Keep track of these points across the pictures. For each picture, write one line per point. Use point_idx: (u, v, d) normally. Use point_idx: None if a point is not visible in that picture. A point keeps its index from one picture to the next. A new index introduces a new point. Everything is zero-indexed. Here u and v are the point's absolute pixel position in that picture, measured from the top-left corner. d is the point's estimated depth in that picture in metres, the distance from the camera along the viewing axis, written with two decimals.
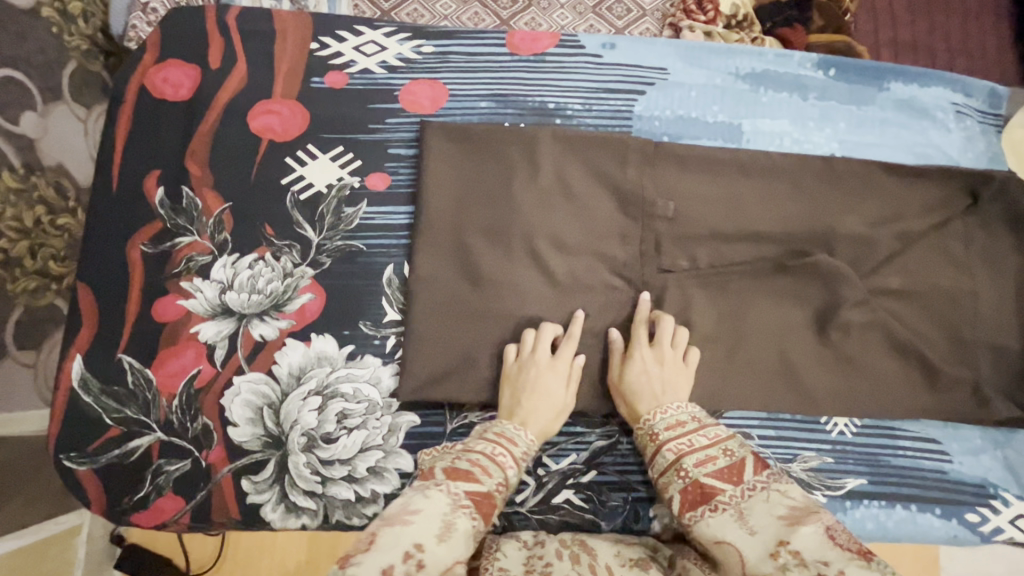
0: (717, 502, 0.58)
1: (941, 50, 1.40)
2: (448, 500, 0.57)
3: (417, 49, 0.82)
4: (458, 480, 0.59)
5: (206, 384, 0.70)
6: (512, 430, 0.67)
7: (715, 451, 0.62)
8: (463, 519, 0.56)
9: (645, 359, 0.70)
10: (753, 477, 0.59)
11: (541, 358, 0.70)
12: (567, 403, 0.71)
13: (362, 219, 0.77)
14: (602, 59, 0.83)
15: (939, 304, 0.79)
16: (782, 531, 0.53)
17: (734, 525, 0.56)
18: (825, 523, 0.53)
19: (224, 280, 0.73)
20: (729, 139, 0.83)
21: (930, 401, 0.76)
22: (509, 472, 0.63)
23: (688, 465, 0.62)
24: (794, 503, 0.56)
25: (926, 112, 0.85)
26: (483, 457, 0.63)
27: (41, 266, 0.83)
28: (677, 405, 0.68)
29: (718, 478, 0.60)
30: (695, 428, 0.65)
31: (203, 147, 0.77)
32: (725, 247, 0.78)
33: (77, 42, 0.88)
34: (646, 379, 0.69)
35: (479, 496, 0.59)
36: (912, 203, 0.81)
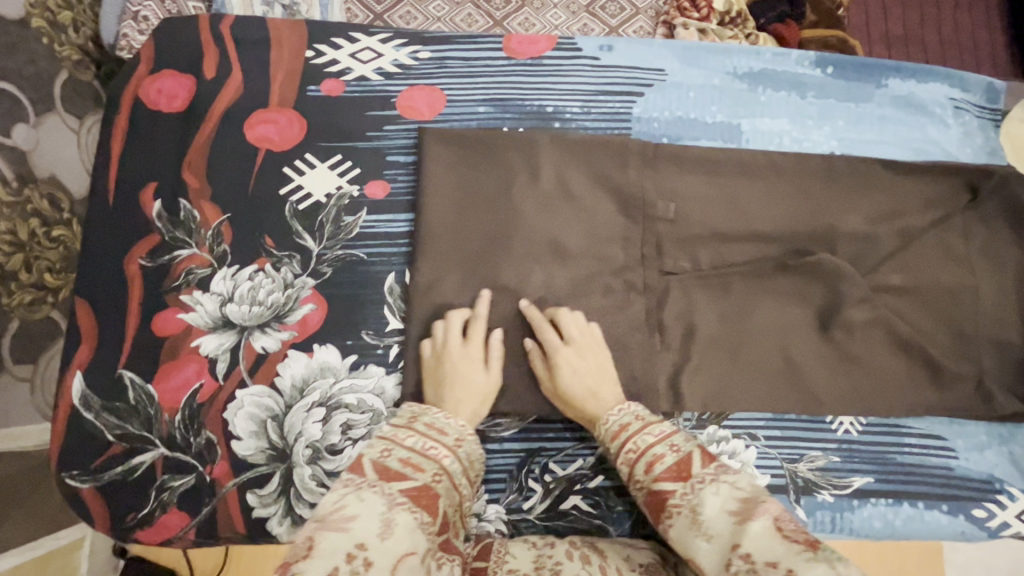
0: (670, 506, 0.56)
1: (933, 42, 1.40)
2: (383, 500, 0.51)
3: (414, 55, 0.81)
4: (394, 479, 0.53)
5: (208, 398, 0.70)
6: (441, 420, 0.62)
7: (662, 450, 0.60)
8: (403, 515, 0.50)
9: (561, 354, 0.69)
10: (701, 470, 0.57)
11: (452, 356, 0.68)
12: (491, 384, 0.69)
13: (362, 227, 0.76)
14: (599, 62, 0.82)
15: (941, 299, 0.79)
16: (734, 532, 0.50)
17: (690, 531, 0.53)
18: (772, 515, 0.50)
19: (224, 292, 0.73)
20: (729, 140, 0.82)
21: (935, 398, 0.76)
22: (446, 461, 0.58)
23: (640, 473, 0.60)
24: (741, 495, 0.53)
25: (924, 108, 0.85)
26: (414, 452, 0.57)
27: (37, 279, 0.81)
28: (617, 409, 0.66)
29: (668, 479, 0.58)
30: (640, 429, 0.63)
31: (200, 159, 0.76)
32: (726, 247, 0.78)
33: (67, 52, 0.88)
34: (569, 374, 0.68)
35: (418, 491, 0.53)
36: (912, 200, 0.81)
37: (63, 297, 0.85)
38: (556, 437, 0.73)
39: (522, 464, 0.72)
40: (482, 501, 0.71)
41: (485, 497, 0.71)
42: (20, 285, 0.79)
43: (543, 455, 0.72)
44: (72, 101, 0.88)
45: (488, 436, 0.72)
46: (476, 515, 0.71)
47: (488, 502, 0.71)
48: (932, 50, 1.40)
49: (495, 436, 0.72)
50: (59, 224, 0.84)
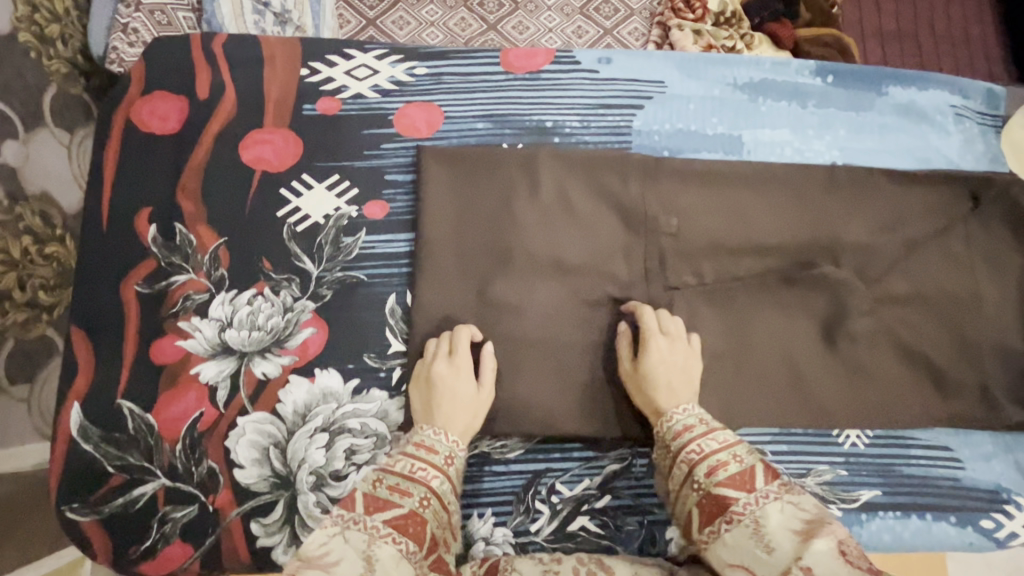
0: (731, 513, 0.57)
1: (927, 38, 1.40)
2: (366, 535, 0.55)
3: (410, 71, 0.80)
4: (378, 512, 0.58)
5: (209, 426, 0.69)
6: (431, 437, 0.66)
7: (726, 457, 0.61)
8: (385, 548, 0.55)
9: (656, 342, 0.70)
10: (765, 485, 0.58)
11: (442, 373, 0.69)
12: (482, 396, 0.69)
13: (362, 248, 0.75)
14: (598, 74, 0.82)
15: (947, 309, 0.78)
16: (797, 547, 0.51)
17: (750, 541, 0.54)
18: (838, 536, 0.51)
19: (222, 318, 0.71)
20: (730, 151, 0.82)
21: (943, 408, 0.76)
22: (434, 482, 0.62)
23: (701, 476, 0.61)
24: (807, 515, 0.54)
25: (925, 115, 0.85)
26: (403, 478, 0.61)
27: (29, 297, 0.86)
28: (681, 409, 0.67)
29: (731, 487, 0.58)
30: (703, 432, 0.64)
31: (195, 181, 0.75)
32: (730, 261, 0.77)
33: (55, 66, 0.86)
34: (657, 360, 0.69)
35: (404, 519, 0.58)
36: (916, 209, 0.80)
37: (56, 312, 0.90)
38: (562, 457, 0.72)
39: (528, 485, 0.71)
40: (489, 525, 0.70)
41: (491, 520, 0.70)
42: (16, 303, 0.84)
43: (549, 476, 0.72)
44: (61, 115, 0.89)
45: (493, 458, 0.72)
46: (483, 539, 0.69)
47: (495, 525, 0.70)
48: (927, 45, 1.39)
49: (500, 457, 0.72)
50: (51, 241, 0.88)
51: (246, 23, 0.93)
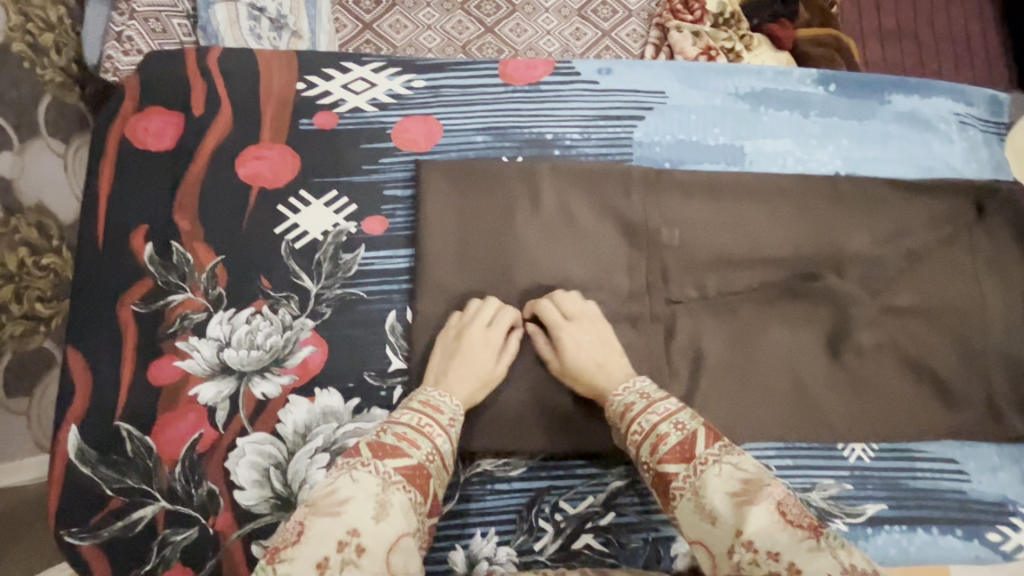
0: (675, 489, 0.56)
1: (927, 36, 1.39)
2: (378, 480, 0.55)
3: (408, 84, 0.79)
4: (387, 458, 0.57)
5: (209, 447, 0.68)
6: (436, 398, 0.65)
7: (667, 429, 0.59)
8: (397, 495, 0.55)
9: (566, 332, 0.69)
10: (706, 449, 0.57)
11: (475, 337, 0.68)
12: (495, 372, 0.69)
13: (361, 264, 0.74)
14: (598, 85, 0.81)
15: (952, 320, 0.78)
16: (737, 517, 0.51)
17: (694, 513, 0.53)
18: (775, 499, 0.51)
19: (221, 337, 0.71)
20: (732, 162, 0.81)
21: (948, 420, 0.75)
22: (439, 441, 0.62)
23: (646, 455, 0.60)
24: (745, 475, 0.53)
25: (929, 123, 0.84)
26: (409, 429, 0.61)
27: (26, 309, 0.89)
28: (622, 388, 0.66)
29: (672, 461, 0.57)
30: (643, 408, 0.63)
31: (191, 199, 0.74)
32: (734, 273, 0.76)
33: (49, 76, 0.88)
34: (574, 350, 0.69)
35: (411, 471, 0.57)
36: (920, 219, 0.79)
37: (55, 324, 0.93)
38: (566, 475, 0.72)
39: (531, 503, 0.70)
40: (492, 544, 0.69)
41: (495, 540, 0.69)
42: (13, 316, 0.87)
43: (553, 494, 0.71)
44: (57, 125, 0.90)
45: (496, 476, 0.71)
46: (486, 558, 0.69)
47: (498, 544, 0.69)
48: (927, 43, 1.38)
49: (503, 476, 0.71)
50: (48, 252, 0.90)
51: (243, 31, 0.93)
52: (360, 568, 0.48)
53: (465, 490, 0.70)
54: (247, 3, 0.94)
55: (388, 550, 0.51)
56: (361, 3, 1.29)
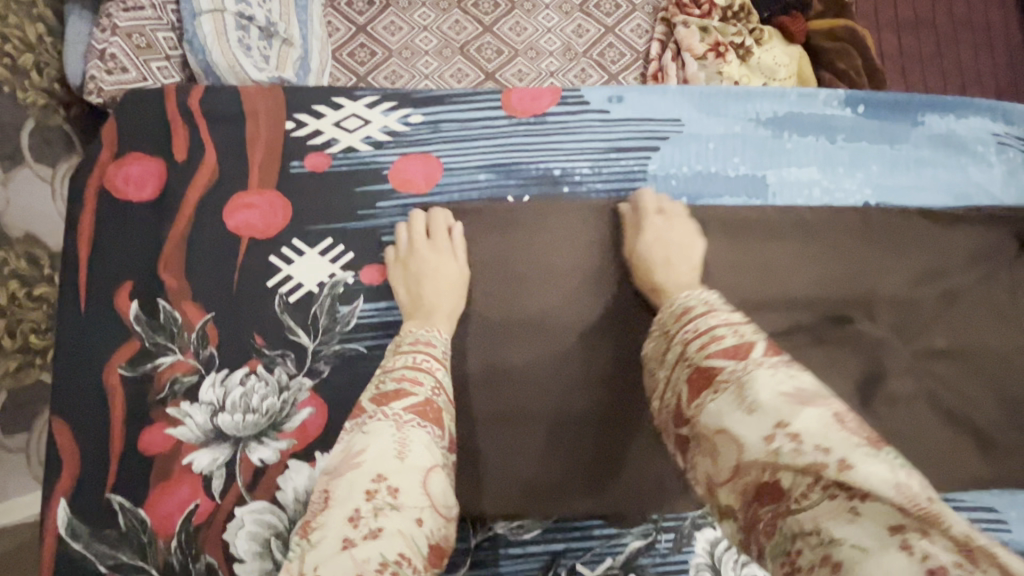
0: (718, 383, 0.48)
1: (945, 26, 1.31)
2: (390, 422, 0.53)
3: (404, 119, 0.74)
4: (393, 401, 0.56)
5: (205, 519, 0.65)
6: (426, 335, 0.65)
7: (724, 332, 0.52)
8: (415, 432, 0.53)
9: (651, 223, 0.71)
10: (760, 355, 0.49)
11: (420, 255, 0.69)
12: (466, 276, 0.71)
13: (360, 318, 0.70)
14: (609, 115, 0.75)
15: (991, 363, 0.73)
16: (784, 411, 0.43)
17: (731, 408, 0.46)
18: (834, 408, 0.44)
19: (214, 401, 0.67)
20: (754, 195, 0.75)
21: (989, 471, 0.71)
22: (439, 374, 0.61)
23: (693, 351, 0.53)
24: (802, 386, 0.46)
25: (966, 146, 0.78)
26: (408, 369, 0.60)
27: (22, 343, 0.89)
28: (684, 295, 0.61)
29: (721, 357, 0.50)
30: (704, 311, 0.57)
31: (178, 254, 0.69)
32: (756, 317, 0.72)
33: (33, 98, 0.87)
34: (655, 235, 0.70)
35: (422, 406, 0.56)
36: (956, 254, 0.74)
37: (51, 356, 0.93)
38: (582, 536, 0.68)
39: (547, 567, 0.66)
40: None
41: None
42: (8, 350, 0.87)
43: (569, 556, 0.67)
44: (42, 151, 0.90)
45: (510, 540, 0.67)
46: None
47: None
48: (944, 32, 1.30)
49: (517, 539, 0.67)
50: (41, 282, 0.90)
51: (231, 43, 0.86)
52: (400, 507, 0.48)
53: (477, 556, 0.66)
54: (234, 14, 0.87)
55: (425, 485, 0.50)
56: (353, 5, 1.22)
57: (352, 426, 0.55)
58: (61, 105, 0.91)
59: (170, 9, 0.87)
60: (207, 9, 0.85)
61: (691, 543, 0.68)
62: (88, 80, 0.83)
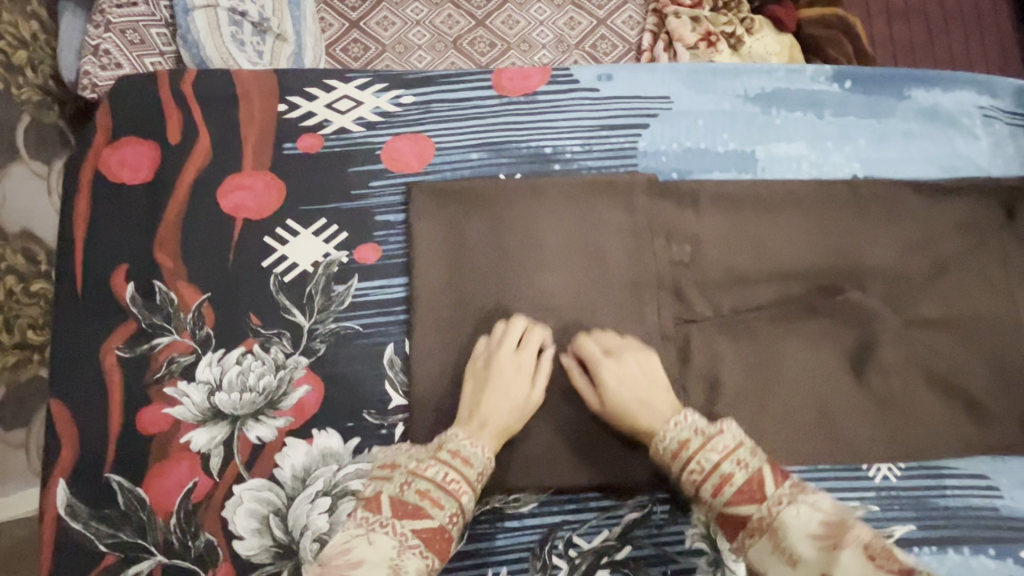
0: (750, 530, 0.55)
1: (935, 15, 1.31)
2: (395, 542, 0.53)
3: (396, 100, 0.74)
4: (408, 518, 0.55)
5: (204, 497, 0.65)
6: (467, 448, 0.60)
7: (730, 468, 0.57)
8: (414, 560, 0.53)
9: (604, 370, 0.66)
10: (773, 492, 0.55)
11: (502, 368, 0.65)
12: (531, 401, 0.66)
13: (354, 296, 0.70)
14: (599, 93, 0.76)
15: (983, 332, 0.73)
16: (823, 559, 0.51)
17: (773, 556, 0.53)
18: (863, 541, 0.51)
19: (211, 380, 0.67)
20: (744, 169, 0.76)
21: (981, 438, 0.71)
22: (465, 498, 0.57)
23: (708, 495, 0.57)
24: (825, 517, 0.53)
25: (952, 119, 0.79)
26: (433, 485, 0.57)
27: (19, 339, 0.86)
28: (672, 424, 0.61)
29: (741, 502, 0.56)
30: (702, 444, 0.58)
31: (173, 235, 0.70)
32: (748, 290, 0.73)
33: (27, 96, 0.89)
34: (616, 385, 0.65)
35: (431, 533, 0.55)
36: (945, 224, 0.75)
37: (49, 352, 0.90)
38: (578, 508, 0.69)
39: (544, 540, 0.67)
40: None
41: None
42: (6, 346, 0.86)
43: (566, 529, 0.68)
44: (40, 147, 0.91)
45: (507, 513, 0.68)
46: None
47: None
48: (935, 21, 1.31)
49: (514, 512, 0.68)
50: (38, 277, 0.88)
51: (223, 36, 0.87)
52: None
53: (475, 529, 0.67)
54: (226, 9, 0.88)
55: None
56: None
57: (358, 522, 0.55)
58: (57, 101, 0.92)
59: (162, 6, 0.88)
60: (200, 4, 0.86)
61: (686, 515, 0.69)
62: (82, 75, 0.83)
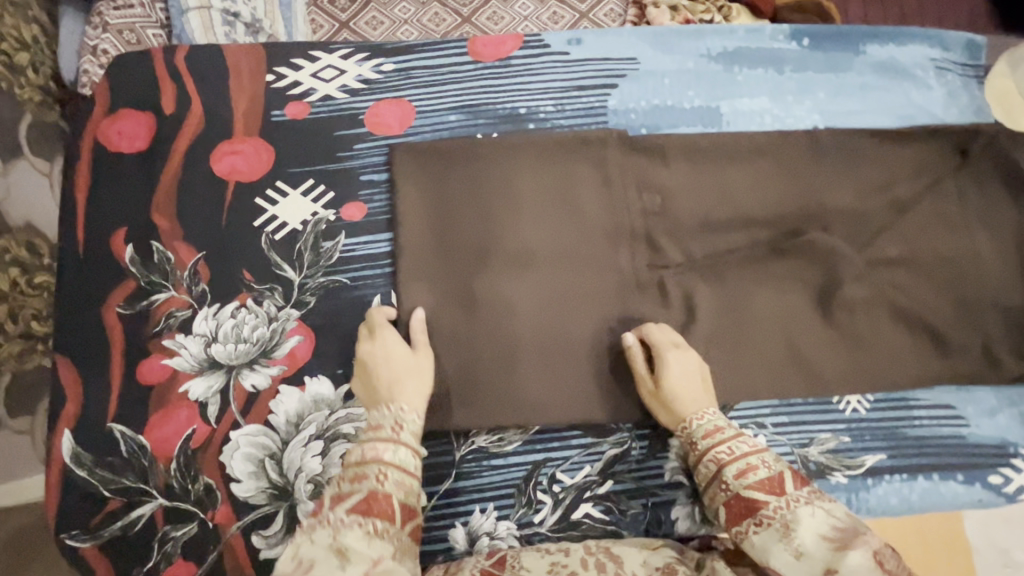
0: (761, 517, 0.55)
1: None
2: (329, 528, 0.49)
3: (377, 68, 0.79)
4: (338, 503, 0.52)
5: (202, 443, 0.68)
6: (375, 416, 0.61)
7: (756, 461, 0.59)
8: (354, 533, 0.49)
9: (672, 357, 0.68)
10: (794, 490, 0.56)
11: (366, 351, 0.68)
12: (421, 355, 0.68)
13: (342, 252, 0.74)
14: (569, 56, 0.80)
15: (944, 268, 0.77)
16: (830, 558, 0.50)
17: (778, 545, 0.53)
18: (873, 547, 0.49)
19: (207, 333, 0.71)
20: (709, 124, 0.80)
21: (946, 369, 0.74)
22: (387, 455, 0.56)
23: (728, 477, 0.59)
24: (840, 523, 0.52)
25: (906, 72, 0.83)
26: (353, 466, 0.56)
27: (24, 329, 0.80)
28: (711, 412, 0.66)
29: (760, 491, 0.57)
30: (735, 435, 0.62)
31: (169, 199, 0.74)
32: (717, 236, 0.76)
33: (29, 94, 0.84)
34: (678, 375, 0.67)
35: (366, 503, 0.52)
36: (902, 169, 0.79)
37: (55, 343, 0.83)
38: (561, 446, 0.72)
39: (528, 477, 0.70)
40: (492, 520, 0.69)
41: (494, 515, 0.69)
42: (9, 336, 0.79)
43: (549, 466, 0.71)
44: (40, 145, 0.85)
45: (492, 452, 0.71)
46: (487, 534, 0.69)
47: (498, 519, 0.69)
48: None
49: (499, 451, 0.71)
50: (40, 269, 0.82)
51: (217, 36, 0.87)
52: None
53: (462, 467, 0.70)
54: (219, 9, 0.87)
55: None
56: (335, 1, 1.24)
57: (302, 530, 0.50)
58: (57, 102, 0.88)
59: (158, 8, 0.89)
60: (193, 6, 0.88)
61: (664, 450, 0.72)
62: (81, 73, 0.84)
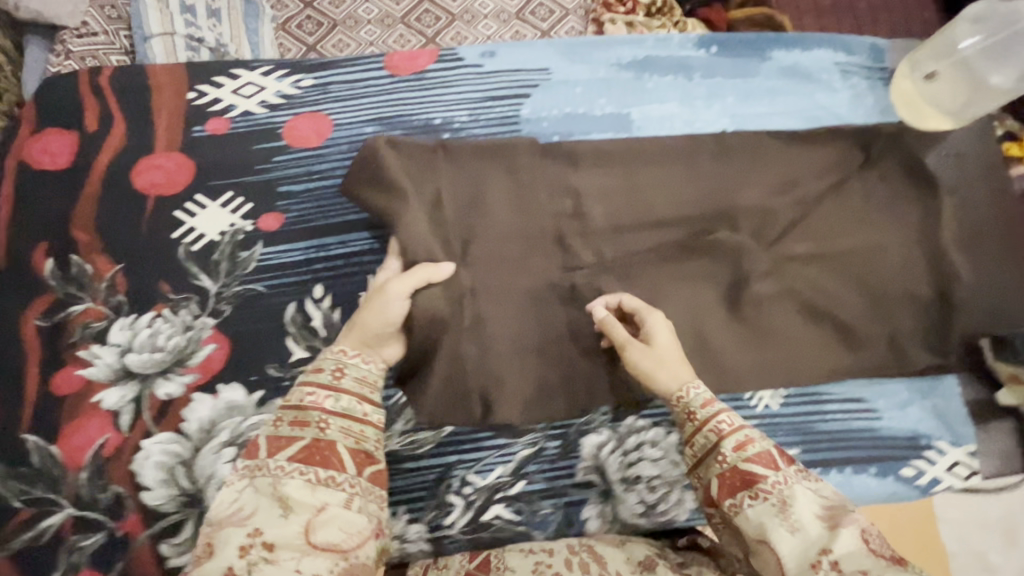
0: (758, 491, 0.53)
1: None
2: (271, 478, 0.51)
3: (297, 83, 0.81)
4: (281, 451, 0.53)
5: (114, 451, 0.69)
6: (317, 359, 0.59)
7: (755, 434, 0.56)
8: (297, 481, 0.51)
9: (659, 328, 0.67)
10: (791, 467, 0.54)
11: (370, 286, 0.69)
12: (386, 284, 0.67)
13: (259, 261, 0.76)
14: (483, 68, 0.83)
15: (852, 264, 0.78)
16: (824, 536, 0.49)
17: (775, 520, 0.51)
18: (861, 525, 0.50)
19: (123, 342, 0.72)
20: (619, 129, 0.83)
21: (854, 363, 0.76)
22: (326, 404, 0.56)
23: (727, 449, 0.56)
24: (828, 502, 0.52)
25: (811, 75, 0.86)
26: (292, 410, 0.55)
27: None
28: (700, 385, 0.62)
29: (759, 465, 0.54)
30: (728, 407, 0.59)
31: (90, 214, 0.76)
32: (627, 237, 0.78)
33: None
34: (665, 343, 0.65)
35: (310, 450, 0.53)
36: (808, 168, 0.81)
37: None
38: (473, 448, 0.72)
39: (440, 479, 0.71)
40: (403, 523, 0.69)
41: (405, 518, 0.70)
42: None
43: (460, 468, 0.71)
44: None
45: (404, 455, 0.71)
46: (397, 537, 0.69)
47: (409, 522, 0.70)
48: None
49: (410, 454, 0.71)
50: None
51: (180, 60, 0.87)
52: (277, 563, 0.48)
53: None
54: (183, 36, 0.89)
55: (307, 529, 0.50)
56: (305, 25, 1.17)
57: (241, 473, 0.53)
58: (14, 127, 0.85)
59: (123, 36, 0.91)
60: (157, 33, 0.88)
61: (576, 451, 0.73)
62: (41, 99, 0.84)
